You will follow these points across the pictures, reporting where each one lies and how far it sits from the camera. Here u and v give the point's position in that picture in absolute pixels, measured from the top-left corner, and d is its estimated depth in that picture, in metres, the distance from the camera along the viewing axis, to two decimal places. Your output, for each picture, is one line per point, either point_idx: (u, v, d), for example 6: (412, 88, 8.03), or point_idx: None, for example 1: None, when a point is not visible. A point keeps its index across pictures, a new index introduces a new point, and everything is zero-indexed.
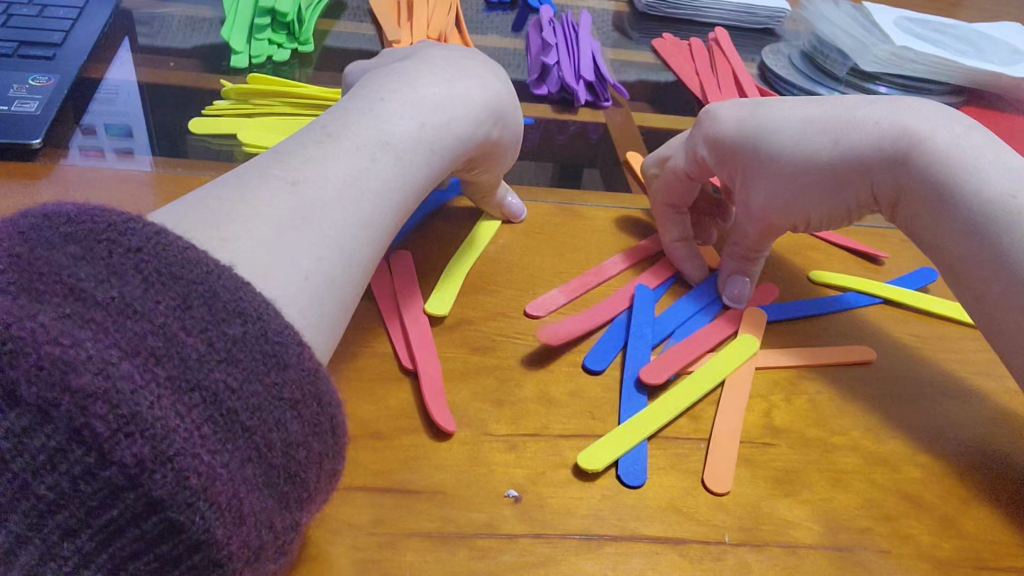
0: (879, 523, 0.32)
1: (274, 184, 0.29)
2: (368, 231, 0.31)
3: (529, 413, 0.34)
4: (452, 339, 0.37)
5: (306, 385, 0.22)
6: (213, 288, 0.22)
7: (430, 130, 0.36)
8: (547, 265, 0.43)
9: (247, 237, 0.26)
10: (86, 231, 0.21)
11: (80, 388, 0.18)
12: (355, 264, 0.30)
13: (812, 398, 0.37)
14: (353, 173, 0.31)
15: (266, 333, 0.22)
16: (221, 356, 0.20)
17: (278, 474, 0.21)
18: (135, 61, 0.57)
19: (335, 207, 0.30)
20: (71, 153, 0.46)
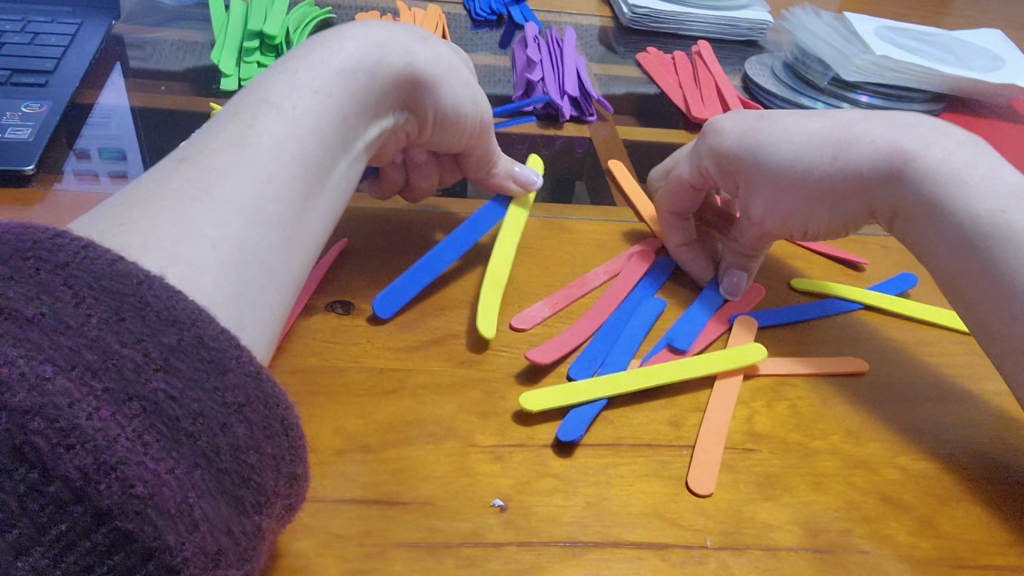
0: (858, 525, 0.32)
1: (180, 173, 0.29)
2: (275, 194, 0.31)
3: (515, 424, 0.35)
4: (439, 353, 0.38)
5: (250, 388, 0.23)
6: (144, 298, 0.22)
7: (337, 90, 0.36)
8: (532, 279, 0.44)
9: (151, 223, 0.27)
10: (12, 248, 0.22)
11: (15, 406, 0.18)
12: (271, 226, 0.30)
13: (793, 404, 0.38)
14: (249, 141, 0.31)
15: (201, 340, 0.23)
16: (159, 364, 0.21)
17: (230, 478, 0.22)
18: (126, 85, 0.58)
19: (236, 176, 0.30)
20: (65, 177, 0.47)
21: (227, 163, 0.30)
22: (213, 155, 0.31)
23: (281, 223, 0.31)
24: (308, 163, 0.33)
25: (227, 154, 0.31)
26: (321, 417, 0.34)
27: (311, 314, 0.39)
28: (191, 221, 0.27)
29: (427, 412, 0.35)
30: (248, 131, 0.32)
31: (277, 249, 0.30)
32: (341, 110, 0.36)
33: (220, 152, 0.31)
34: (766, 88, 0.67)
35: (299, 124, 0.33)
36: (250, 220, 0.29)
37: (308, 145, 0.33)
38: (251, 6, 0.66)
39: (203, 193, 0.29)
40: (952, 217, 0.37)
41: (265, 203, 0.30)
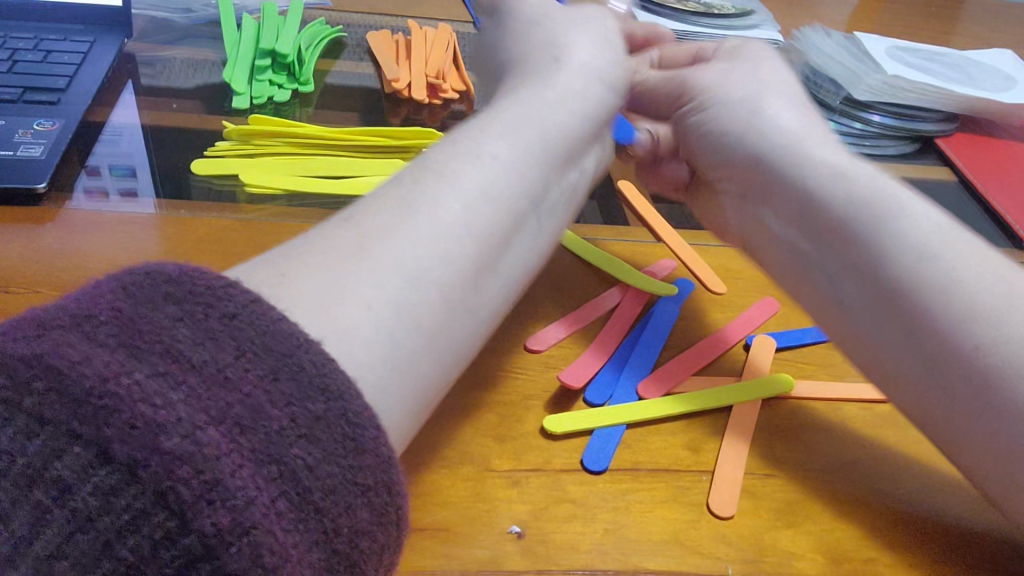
0: (882, 554, 0.32)
1: (347, 231, 0.30)
2: (439, 264, 0.30)
3: (531, 448, 0.34)
4: (454, 375, 0.37)
5: (381, 471, 0.22)
6: (301, 361, 0.22)
7: (518, 155, 0.36)
8: (547, 300, 0.43)
9: (308, 278, 0.27)
10: (187, 294, 0.22)
11: (169, 450, 0.18)
12: (434, 293, 0.29)
13: (811, 429, 0.37)
14: (418, 209, 0.31)
15: (347, 412, 0.22)
16: (303, 432, 0.21)
17: (342, 562, 0.21)
18: (138, 103, 0.58)
19: (402, 242, 0.30)
20: (75, 196, 0.47)
21: (398, 225, 0.30)
22: (379, 214, 0.31)
23: (444, 289, 0.30)
24: (484, 225, 0.33)
25: (399, 213, 0.31)
26: None
27: None
28: (354, 287, 0.27)
29: (443, 436, 0.34)
30: (418, 194, 0.32)
31: (438, 314, 0.30)
32: (528, 171, 0.36)
33: (396, 212, 0.31)
34: None
35: (481, 188, 0.34)
36: (416, 283, 0.29)
37: (485, 205, 0.33)
38: (262, 25, 0.66)
39: (368, 249, 0.29)
40: (873, 261, 0.36)
41: (432, 265, 0.30)
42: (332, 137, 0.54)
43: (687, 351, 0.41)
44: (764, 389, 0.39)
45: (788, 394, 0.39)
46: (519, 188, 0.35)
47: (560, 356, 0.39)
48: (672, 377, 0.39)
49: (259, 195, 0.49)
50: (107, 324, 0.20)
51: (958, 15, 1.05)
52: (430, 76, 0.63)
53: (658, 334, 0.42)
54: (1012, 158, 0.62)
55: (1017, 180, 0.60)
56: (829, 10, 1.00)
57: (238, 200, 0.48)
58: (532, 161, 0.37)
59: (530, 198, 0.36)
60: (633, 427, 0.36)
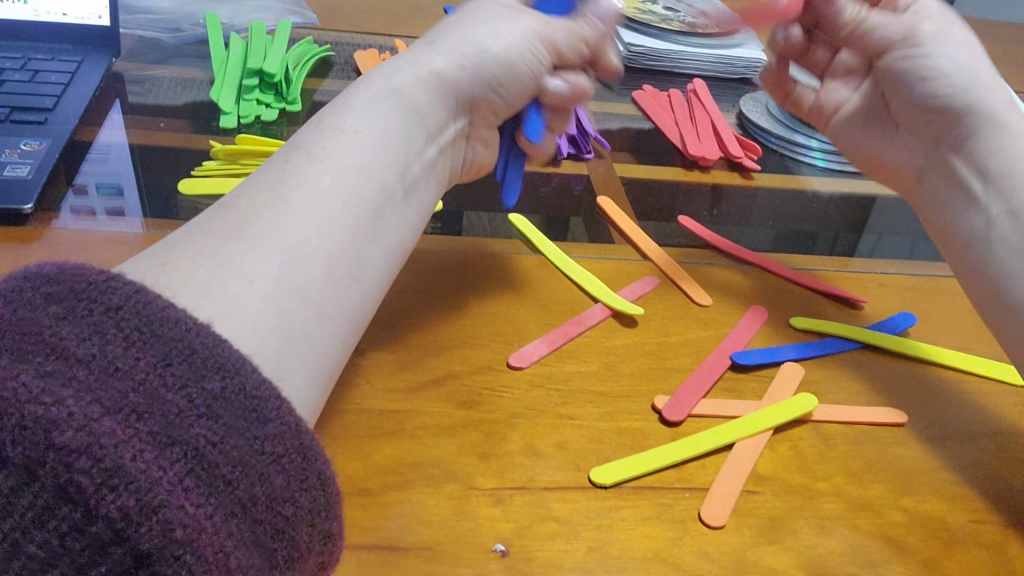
0: (863, 569, 0.32)
1: (226, 217, 0.30)
2: (319, 230, 0.31)
3: (515, 466, 0.34)
4: (438, 394, 0.38)
5: (289, 439, 0.23)
6: (191, 344, 0.22)
7: (382, 128, 0.37)
8: (533, 317, 0.44)
9: (187, 267, 0.27)
10: (68, 291, 0.22)
11: (63, 445, 0.19)
12: (321, 263, 0.30)
13: (794, 445, 0.38)
14: (286, 183, 0.32)
15: (244, 387, 0.23)
16: (202, 411, 0.21)
17: (266, 531, 0.22)
18: (125, 122, 0.58)
19: (276, 214, 0.30)
20: (61, 215, 0.47)
21: (276, 199, 0.31)
22: (255, 197, 0.31)
23: (328, 256, 0.30)
24: (355, 194, 0.33)
25: (269, 194, 0.31)
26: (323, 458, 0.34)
27: None
28: (232, 263, 0.28)
29: (427, 454, 0.34)
30: (291, 172, 0.33)
31: (327, 284, 0.30)
32: (396, 142, 0.37)
33: (263, 192, 0.31)
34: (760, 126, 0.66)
35: (348, 159, 0.34)
36: (294, 252, 0.29)
37: (356, 174, 0.34)
38: (250, 45, 0.66)
39: (236, 231, 0.29)
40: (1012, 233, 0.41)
41: (311, 233, 0.30)
42: None
43: (687, 372, 0.41)
44: (787, 411, 0.39)
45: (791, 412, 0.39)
46: (385, 159, 0.36)
47: (544, 373, 0.40)
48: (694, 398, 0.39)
49: None
50: None
51: None
52: None
53: (648, 351, 0.42)
54: None
55: None
56: None
57: None
58: (394, 134, 0.37)
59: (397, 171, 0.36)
60: (618, 442, 0.36)
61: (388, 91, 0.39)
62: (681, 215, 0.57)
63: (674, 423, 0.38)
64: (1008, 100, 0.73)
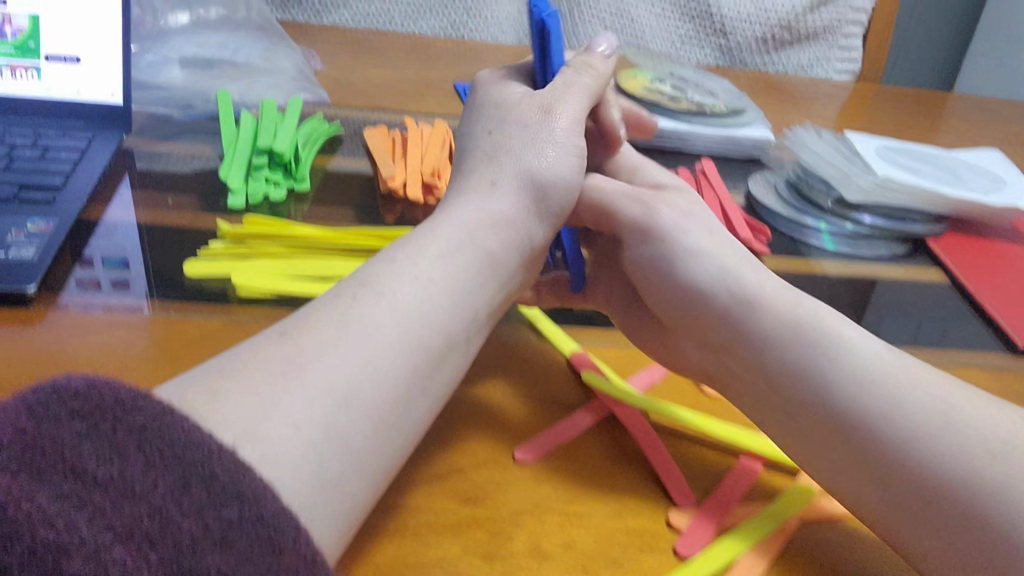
0: None
1: (283, 348, 0.33)
2: (373, 388, 0.33)
3: (521, 568, 0.33)
4: (443, 490, 0.37)
5: (301, 569, 0.24)
6: (214, 469, 0.24)
7: (454, 275, 0.39)
8: (540, 408, 0.43)
9: (245, 395, 0.30)
10: (94, 407, 0.25)
11: (71, 573, 0.21)
12: (365, 416, 0.32)
13: (809, 549, 0.36)
14: (346, 321, 0.34)
15: (262, 516, 0.24)
16: (215, 538, 0.23)
17: None
18: (134, 200, 0.58)
19: (333, 362, 0.32)
20: (65, 294, 0.47)
21: (340, 343, 0.33)
22: (319, 326, 0.34)
23: (374, 405, 0.33)
24: (418, 352, 0.35)
25: (330, 330, 0.34)
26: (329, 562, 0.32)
27: None
28: (280, 403, 0.30)
29: (430, 554, 0.33)
30: (359, 316, 0.35)
31: (370, 443, 0.32)
32: (464, 291, 0.39)
33: (329, 329, 0.34)
34: (771, 208, 0.66)
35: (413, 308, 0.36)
36: (335, 400, 0.31)
37: (421, 328, 0.36)
38: (260, 122, 0.67)
39: (295, 362, 0.32)
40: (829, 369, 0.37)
41: (358, 383, 0.32)
42: (324, 239, 0.54)
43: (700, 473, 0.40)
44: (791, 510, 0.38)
45: (806, 513, 0.38)
46: (460, 319, 0.38)
47: (551, 468, 0.39)
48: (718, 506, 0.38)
49: (253, 300, 0.49)
50: (13, 447, 0.23)
51: (943, 111, 1.07)
52: (425, 172, 0.64)
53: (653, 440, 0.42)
54: (1003, 261, 0.63)
55: (1009, 282, 0.60)
56: (816, 107, 1.03)
57: (228, 303, 0.48)
58: (467, 270, 0.40)
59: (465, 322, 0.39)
60: (627, 544, 0.35)
61: (471, 231, 0.41)
62: None
63: (686, 556, 0.35)
64: (1018, 181, 0.73)
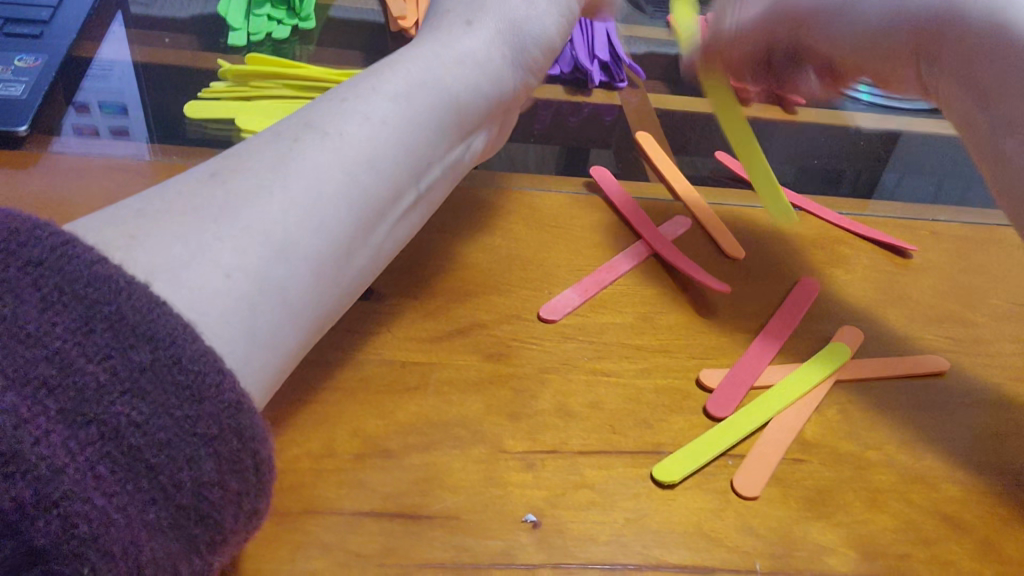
0: (917, 549, 0.30)
1: (204, 187, 0.26)
2: (356, 213, 0.29)
3: (547, 428, 0.32)
4: (462, 344, 0.35)
5: (225, 419, 0.20)
6: (120, 308, 0.20)
7: (399, 99, 0.32)
8: (562, 260, 0.41)
9: (165, 237, 0.24)
10: (38, 241, 0.20)
11: (11, 452, 0.17)
12: (302, 258, 0.27)
13: (842, 408, 0.35)
14: (287, 159, 0.28)
15: (179, 360, 0.20)
16: (126, 386, 0.19)
17: (187, 516, 0.20)
18: (128, 37, 0.54)
19: (262, 185, 0.27)
20: (63, 132, 0.44)
21: (276, 164, 0.28)
22: (258, 168, 0.28)
23: (335, 262, 0.28)
24: (383, 197, 0.30)
25: (270, 174, 0.27)
26: (338, 416, 0.31)
27: None
28: (202, 245, 0.24)
29: (453, 411, 0.32)
30: (337, 134, 0.30)
31: (310, 284, 0.27)
32: (424, 135, 0.32)
33: (267, 171, 0.27)
34: None
35: (365, 137, 0.30)
36: (262, 265, 0.25)
37: (405, 153, 0.31)
38: None
39: (244, 208, 0.26)
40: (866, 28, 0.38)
41: (302, 234, 0.27)
42: (335, 78, 0.50)
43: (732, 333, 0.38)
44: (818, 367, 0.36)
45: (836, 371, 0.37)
46: (426, 132, 0.33)
47: (579, 324, 0.37)
48: (759, 363, 0.36)
49: None
50: (47, 290, 0.19)
51: None
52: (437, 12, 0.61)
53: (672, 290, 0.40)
54: None
55: None
56: None
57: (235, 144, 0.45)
58: (433, 109, 0.33)
59: (425, 152, 0.33)
60: (656, 403, 0.34)
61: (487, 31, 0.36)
62: (718, 149, 0.53)
63: (718, 417, 0.33)
64: None
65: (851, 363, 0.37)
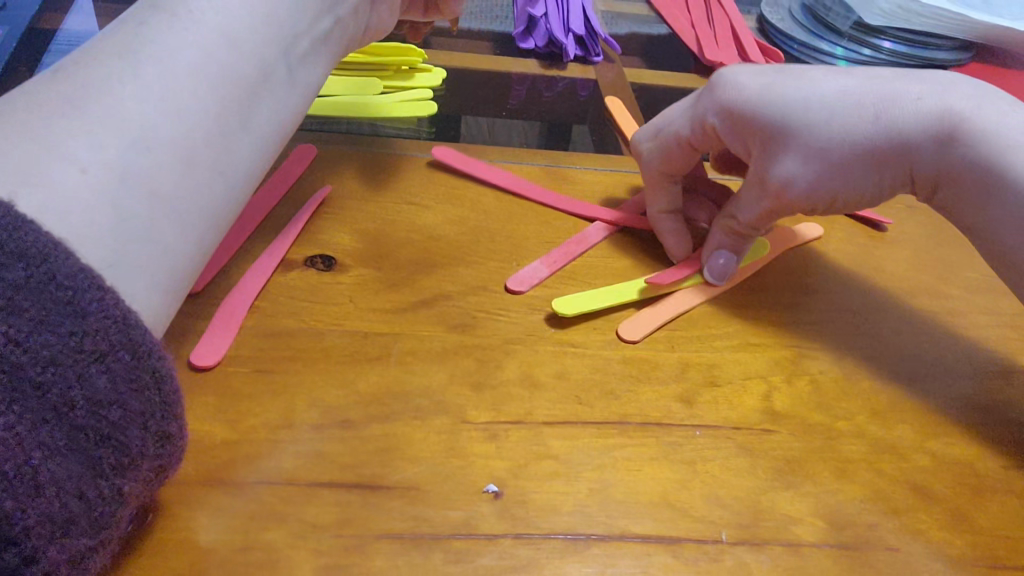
0: (885, 518, 0.29)
1: (49, 84, 0.25)
2: (219, 91, 0.28)
3: (511, 398, 0.31)
4: (428, 316, 0.34)
5: (112, 334, 0.20)
6: None
7: None
8: (532, 233, 0.40)
9: (12, 136, 0.23)
10: None
11: None
12: (169, 150, 0.26)
13: (813, 379, 0.35)
14: (138, 45, 0.27)
15: (54, 275, 0.20)
16: (2, 304, 0.19)
17: (86, 437, 0.20)
18: (94, 9, 0.53)
19: (112, 73, 0.26)
20: None
21: (125, 50, 0.27)
22: (107, 56, 0.26)
23: (209, 148, 0.27)
24: (244, 69, 0.29)
25: (117, 60, 0.26)
26: (298, 387, 0.31)
27: (287, 271, 0.36)
28: (59, 144, 0.23)
29: (416, 382, 0.31)
30: (182, 9, 0.28)
31: (185, 176, 0.26)
32: (281, 9, 0.31)
33: (113, 58, 0.26)
34: (784, 33, 0.63)
35: (218, 18, 0.29)
36: (128, 162, 0.24)
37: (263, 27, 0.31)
38: None
39: (99, 102, 0.25)
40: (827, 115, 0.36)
41: (165, 121, 0.26)
42: None
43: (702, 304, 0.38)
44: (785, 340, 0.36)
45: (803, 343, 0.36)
46: (280, 10, 0.31)
47: (548, 296, 0.37)
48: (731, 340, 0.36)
49: None
50: None
51: None
52: None
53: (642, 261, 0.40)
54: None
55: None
56: None
57: None
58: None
59: (286, 26, 0.32)
60: (623, 373, 0.33)
61: None
62: None
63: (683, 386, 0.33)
64: None
65: (821, 336, 0.37)
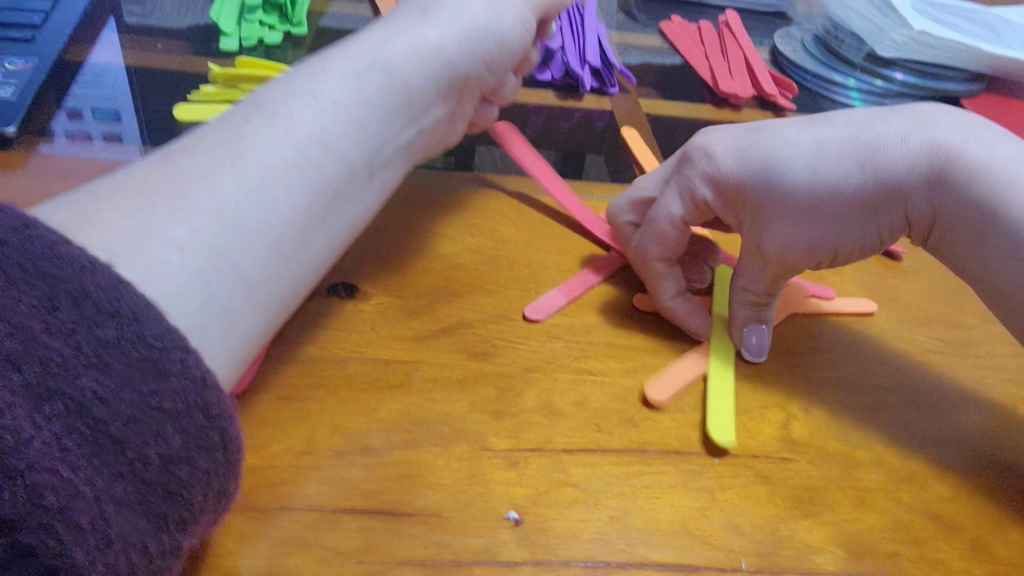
0: (905, 547, 0.29)
1: (154, 167, 0.26)
2: (309, 189, 0.29)
3: (531, 426, 0.32)
4: (448, 344, 0.35)
5: (191, 394, 0.20)
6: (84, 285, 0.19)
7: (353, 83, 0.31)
8: (550, 262, 0.40)
9: (115, 216, 0.24)
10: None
11: None
12: (255, 234, 0.26)
13: (830, 408, 0.35)
14: (239, 140, 0.28)
15: (144, 335, 0.20)
16: (90, 361, 0.19)
17: (154, 492, 0.20)
18: (120, 42, 0.54)
19: (215, 161, 0.27)
20: (52, 134, 0.44)
21: (230, 143, 0.28)
22: (212, 147, 0.27)
23: (292, 235, 0.28)
24: (336, 170, 0.30)
25: (217, 153, 0.27)
26: (320, 414, 0.31)
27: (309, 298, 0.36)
28: (155, 221, 0.24)
29: (437, 409, 0.32)
30: (287, 111, 0.29)
31: (267, 261, 0.27)
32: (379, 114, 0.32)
33: (215, 151, 0.27)
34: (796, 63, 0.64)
35: (317, 123, 0.29)
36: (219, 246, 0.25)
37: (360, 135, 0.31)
38: None
39: (198, 185, 0.26)
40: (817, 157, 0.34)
41: (255, 207, 0.27)
42: None
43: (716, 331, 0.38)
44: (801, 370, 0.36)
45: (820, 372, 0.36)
46: (375, 115, 0.32)
47: (566, 325, 0.37)
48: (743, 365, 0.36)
49: None
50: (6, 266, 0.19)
51: None
52: None
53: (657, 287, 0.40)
54: None
55: None
56: None
57: None
58: (384, 92, 0.32)
59: (381, 130, 0.32)
60: (640, 400, 0.34)
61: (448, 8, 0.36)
62: None
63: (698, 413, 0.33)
64: None
65: (837, 367, 0.37)
